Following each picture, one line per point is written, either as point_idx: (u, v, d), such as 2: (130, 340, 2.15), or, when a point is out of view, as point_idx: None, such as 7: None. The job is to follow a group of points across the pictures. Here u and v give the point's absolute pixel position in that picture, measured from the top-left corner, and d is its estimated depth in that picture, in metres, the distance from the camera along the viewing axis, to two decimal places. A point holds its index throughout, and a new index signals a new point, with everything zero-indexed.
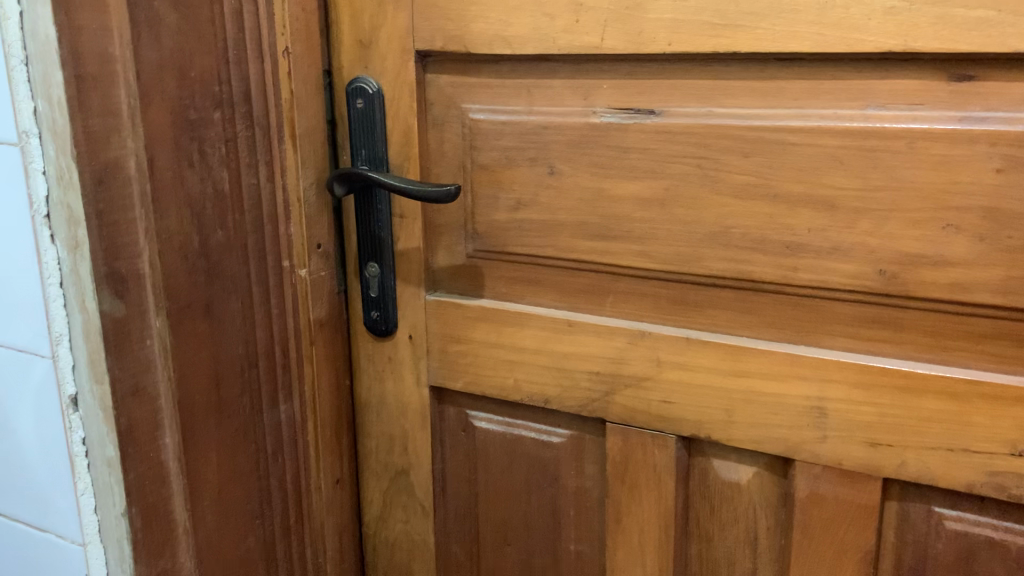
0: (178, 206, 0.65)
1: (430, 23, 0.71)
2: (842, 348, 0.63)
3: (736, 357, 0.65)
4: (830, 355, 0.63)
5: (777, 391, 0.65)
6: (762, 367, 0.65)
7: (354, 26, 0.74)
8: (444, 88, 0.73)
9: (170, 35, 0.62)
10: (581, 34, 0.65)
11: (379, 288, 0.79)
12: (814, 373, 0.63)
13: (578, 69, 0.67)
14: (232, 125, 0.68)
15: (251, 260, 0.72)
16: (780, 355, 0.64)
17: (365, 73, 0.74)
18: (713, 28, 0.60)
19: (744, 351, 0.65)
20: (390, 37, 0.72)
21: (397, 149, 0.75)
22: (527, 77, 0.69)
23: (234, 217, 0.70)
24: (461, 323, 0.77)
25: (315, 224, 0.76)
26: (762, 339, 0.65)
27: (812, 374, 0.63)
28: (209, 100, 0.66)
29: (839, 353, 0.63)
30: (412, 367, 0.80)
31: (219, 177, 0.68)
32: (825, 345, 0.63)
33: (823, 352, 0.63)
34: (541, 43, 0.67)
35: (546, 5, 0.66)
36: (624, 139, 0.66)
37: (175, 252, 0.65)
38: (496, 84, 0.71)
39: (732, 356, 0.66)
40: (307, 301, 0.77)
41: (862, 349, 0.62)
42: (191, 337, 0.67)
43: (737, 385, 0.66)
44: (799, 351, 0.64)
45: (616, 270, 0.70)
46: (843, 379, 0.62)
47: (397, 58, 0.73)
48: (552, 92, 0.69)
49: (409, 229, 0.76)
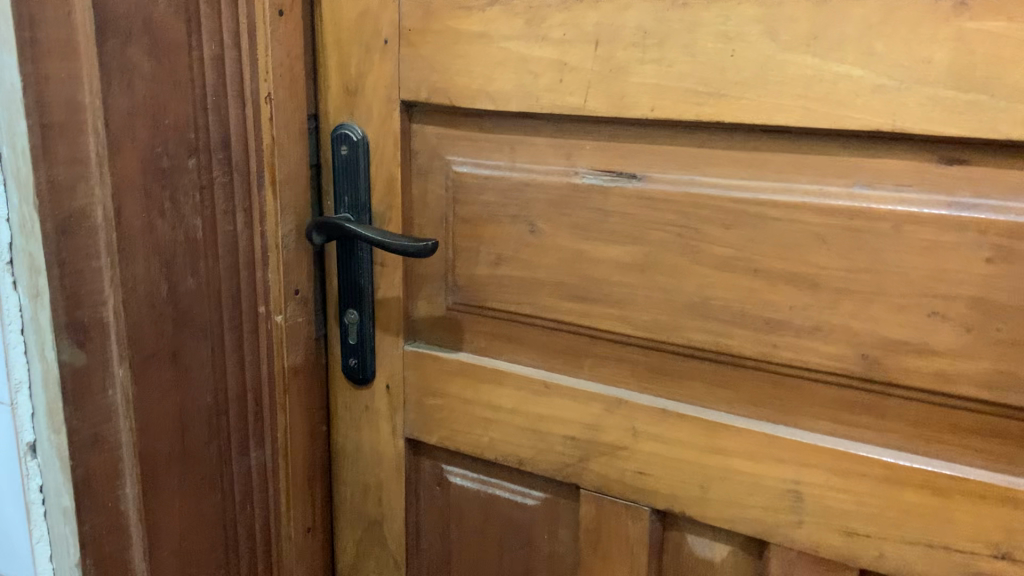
0: (146, 254, 0.64)
1: (415, 74, 0.69)
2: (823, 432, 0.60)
3: (714, 432, 0.63)
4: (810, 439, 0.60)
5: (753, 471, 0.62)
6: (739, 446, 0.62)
7: (341, 72, 0.73)
8: (429, 139, 0.72)
9: (143, 83, 0.61)
10: (564, 94, 0.63)
11: (357, 336, 0.77)
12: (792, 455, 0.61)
13: (561, 128, 0.65)
14: (209, 171, 0.67)
15: (224, 306, 0.70)
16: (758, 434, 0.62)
17: (350, 120, 0.73)
18: (697, 96, 0.58)
19: (721, 427, 0.63)
20: (375, 85, 0.71)
21: (379, 198, 0.74)
22: (511, 133, 0.68)
23: (207, 264, 0.69)
24: (438, 377, 0.75)
25: (293, 270, 0.74)
26: (740, 417, 0.63)
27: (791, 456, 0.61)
28: (183, 147, 0.65)
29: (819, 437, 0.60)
30: (388, 417, 0.79)
31: (190, 225, 0.66)
32: (805, 427, 0.61)
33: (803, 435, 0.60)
34: (525, 100, 0.65)
35: (530, 63, 0.64)
36: (605, 203, 0.64)
37: (141, 300, 0.64)
38: (479, 138, 0.69)
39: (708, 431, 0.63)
40: (282, 347, 0.75)
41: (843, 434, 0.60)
42: (154, 385, 0.66)
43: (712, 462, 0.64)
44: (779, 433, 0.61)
45: (594, 334, 0.67)
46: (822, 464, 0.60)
47: (382, 107, 0.72)
48: (535, 149, 0.67)
49: (389, 278, 0.75)
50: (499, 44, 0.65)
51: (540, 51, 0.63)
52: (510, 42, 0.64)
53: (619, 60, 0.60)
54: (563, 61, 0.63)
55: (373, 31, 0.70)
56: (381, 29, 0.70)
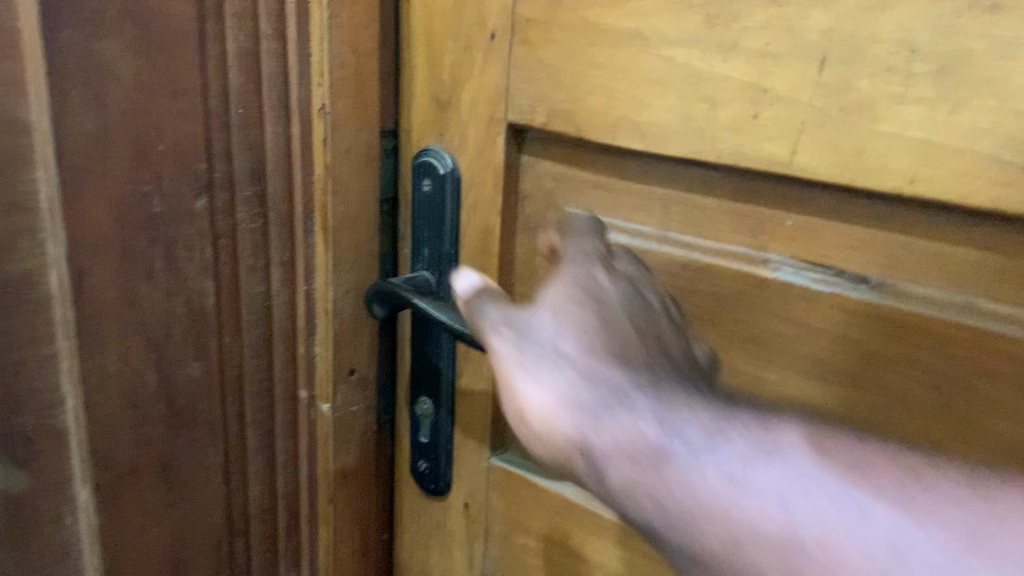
0: (124, 336, 0.44)
1: (532, 86, 0.47)
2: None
3: (797, 454, 0.30)
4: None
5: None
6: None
7: (430, 75, 0.51)
8: (545, 178, 0.50)
9: (123, 92, 0.41)
10: (757, 138, 0.39)
11: (431, 434, 0.57)
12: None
13: (748, 187, 0.41)
14: (229, 214, 0.47)
15: (246, 397, 0.51)
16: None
17: (438, 143, 0.52)
18: (999, 170, 0.33)
19: (856, 447, 0.30)
20: (474, 98, 0.50)
21: (470, 255, 0.52)
22: (666, 186, 0.44)
23: (219, 341, 0.49)
24: (534, 511, 0.54)
25: (348, 345, 0.53)
26: (952, 483, 0.28)
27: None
28: (188, 182, 0.45)
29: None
30: (465, 546, 0.58)
31: (193, 290, 0.47)
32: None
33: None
34: (692, 141, 0.41)
35: (706, 85, 0.40)
36: (811, 316, 0.41)
37: (114, 399, 0.45)
38: (618, 187, 0.46)
39: (778, 440, 0.30)
40: (327, 446, 0.54)
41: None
42: (135, 510, 0.47)
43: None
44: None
45: (658, 295, 0.41)
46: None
47: (484, 130, 0.50)
48: (702, 214, 0.43)
49: (476, 365, 0.54)
50: (660, 53, 0.41)
51: (724, 67, 0.40)
52: (677, 49, 0.41)
53: (858, 93, 0.36)
54: (762, 86, 0.39)
55: (477, 19, 0.48)
56: (488, 17, 0.48)
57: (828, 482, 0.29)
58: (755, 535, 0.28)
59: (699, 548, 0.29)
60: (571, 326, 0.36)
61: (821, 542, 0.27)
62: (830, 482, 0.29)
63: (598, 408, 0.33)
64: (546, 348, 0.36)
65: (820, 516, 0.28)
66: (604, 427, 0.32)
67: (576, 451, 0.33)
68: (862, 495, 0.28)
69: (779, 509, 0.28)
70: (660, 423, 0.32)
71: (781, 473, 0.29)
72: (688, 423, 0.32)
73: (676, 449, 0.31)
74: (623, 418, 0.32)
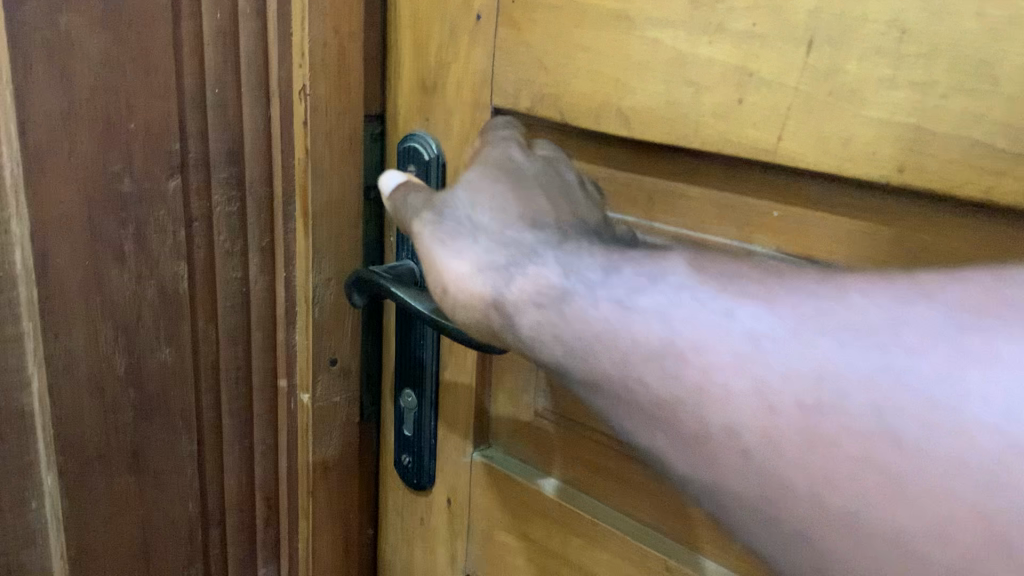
0: (91, 319, 0.43)
1: (516, 70, 0.45)
2: (1013, 301, 0.22)
3: (681, 275, 0.28)
4: (954, 451, 0.21)
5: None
6: (788, 461, 0.24)
7: (415, 59, 0.50)
8: None
9: (90, 69, 0.40)
10: (742, 125, 0.38)
11: (414, 427, 0.55)
12: (985, 416, 0.21)
13: (733, 177, 0.40)
14: (205, 197, 0.46)
15: (223, 385, 0.50)
16: (849, 408, 0.23)
17: (423, 129, 0.50)
18: (993, 158, 0.31)
19: (744, 270, 0.28)
20: (459, 82, 0.48)
21: None
22: (650, 174, 0.43)
23: (193, 326, 0.48)
24: (516, 508, 0.52)
25: (330, 334, 0.52)
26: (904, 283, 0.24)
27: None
28: (160, 163, 0.44)
29: (971, 422, 0.21)
30: (448, 542, 0.57)
31: (167, 274, 0.46)
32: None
33: (942, 395, 0.21)
34: (675, 128, 0.40)
35: (690, 68, 0.39)
36: None
37: (81, 385, 0.44)
38: (602, 176, 0.45)
39: (661, 266, 0.28)
40: (307, 438, 0.53)
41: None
42: (103, 498, 0.46)
43: (710, 453, 0.25)
44: (861, 414, 0.23)
45: (575, 172, 0.37)
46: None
47: (467, 116, 0.48)
48: (687, 205, 0.42)
49: (459, 357, 0.52)
50: (644, 35, 0.40)
51: (708, 49, 0.38)
52: (661, 32, 0.39)
53: (846, 77, 0.34)
54: (748, 70, 0.37)
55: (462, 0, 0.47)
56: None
57: (705, 296, 0.27)
58: (636, 349, 0.27)
59: (637, 398, 0.27)
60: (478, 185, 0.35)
61: (706, 379, 0.25)
62: (702, 295, 0.27)
63: (508, 264, 0.31)
64: (453, 219, 0.34)
65: (692, 323, 0.26)
66: (513, 281, 0.31)
67: (490, 305, 0.32)
68: (748, 303, 0.26)
69: (662, 327, 0.27)
70: (565, 270, 0.30)
71: (663, 294, 0.27)
72: (588, 265, 0.30)
73: (578, 290, 0.29)
74: (530, 269, 0.31)
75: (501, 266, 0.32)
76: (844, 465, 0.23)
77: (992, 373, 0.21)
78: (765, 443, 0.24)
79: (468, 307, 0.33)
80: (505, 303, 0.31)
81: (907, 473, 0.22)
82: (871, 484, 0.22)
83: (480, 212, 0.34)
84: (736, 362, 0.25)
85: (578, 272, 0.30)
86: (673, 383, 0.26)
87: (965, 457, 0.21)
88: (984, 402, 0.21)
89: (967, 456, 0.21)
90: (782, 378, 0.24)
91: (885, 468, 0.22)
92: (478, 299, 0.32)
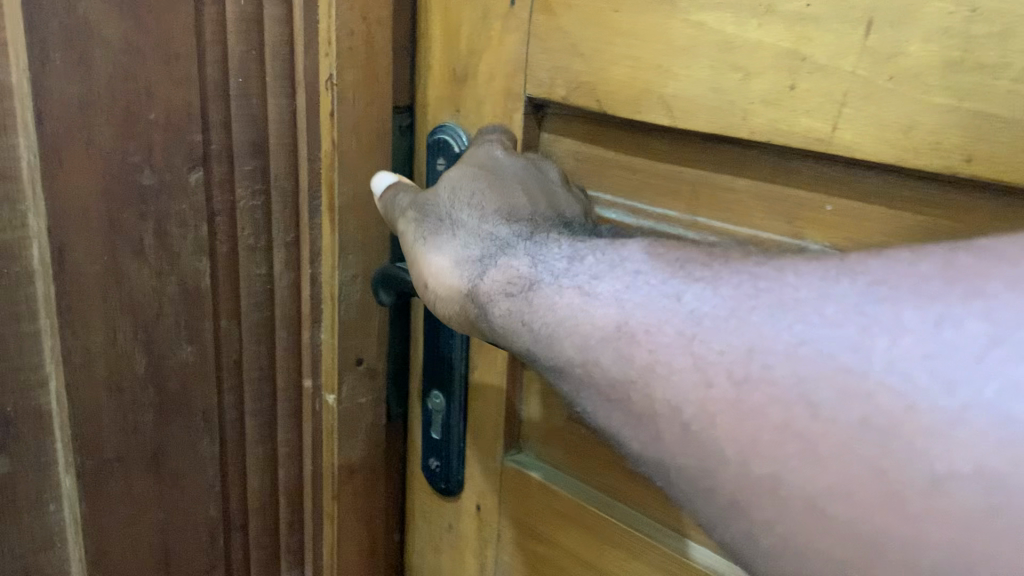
0: (110, 316, 0.42)
1: (550, 57, 0.43)
2: (923, 279, 0.24)
3: (637, 263, 0.32)
4: (855, 413, 0.23)
5: (812, 540, 0.24)
6: (716, 425, 0.27)
7: (445, 47, 0.48)
8: (565, 159, 0.46)
9: (109, 55, 0.39)
10: (792, 113, 0.35)
11: (442, 430, 0.53)
12: (889, 380, 0.23)
13: (782, 169, 0.38)
14: (228, 189, 0.45)
15: (246, 385, 0.49)
16: (772, 377, 0.26)
17: (453, 120, 0.48)
18: None
19: (697, 256, 0.31)
20: (490, 70, 0.46)
21: None
22: (693, 166, 0.40)
23: (215, 324, 0.46)
24: (547, 516, 0.50)
25: (357, 333, 0.50)
26: (877, 283, 0.25)
27: (933, 560, 0.22)
28: (181, 155, 0.42)
29: (877, 386, 0.23)
30: (476, 550, 0.55)
31: (187, 269, 0.44)
32: (944, 273, 0.24)
33: (856, 363, 0.24)
34: (720, 117, 0.37)
35: (737, 53, 0.36)
36: None
37: (99, 384, 0.42)
38: (642, 168, 0.42)
39: (621, 254, 0.33)
40: (333, 440, 0.51)
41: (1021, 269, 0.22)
42: (122, 500, 0.45)
43: (654, 423, 0.29)
44: (783, 383, 0.25)
45: (561, 174, 0.43)
46: (1016, 459, 0.20)
47: (499, 106, 0.46)
48: (732, 199, 0.39)
49: (489, 358, 0.50)
50: (687, 18, 0.37)
51: (756, 32, 0.35)
52: (706, 14, 0.37)
53: (908, 60, 0.32)
54: (800, 54, 0.35)
55: None
56: None
57: (655, 282, 0.31)
58: (593, 333, 0.31)
59: (591, 367, 0.31)
60: (467, 186, 0.40)
61: (652, 357, 0.29)
62: (652, 281, 0.31)
63: (484, 258, 0.38)
64: (438, 216, 0.40)
65: (641, 305, 0.30)
66: (489, 274, 0.37)
67: (467, 295, 0.38)
68: (695, 286, 0.29)
69: (616, 308, 0.31)
70: (532, 260, 0.36)
71: (619, 279, 0.32)
72: (553, 255, 0.35)
73: (542, 278, 0.35)
74: (502, 261, 0.37)
75: (483, 262, 0.38)
76: (767, 431, 0.25)
77: (897, 344, 0.23)
78: (699, 408, 0.27)
79: (453, 297, 0.38)
80: (483, 295, 0.37)
81: (819, 433, 0.24)
82: (790, 447, 0.25)
83: (466, 213, 0.39)
84: (677, 339, 0.28)
85: (543, 265, 0.35)
86: (627, 362, 0.30)
87: (869, 416, 0.23)
88: (889, 368, 0.23)
89: (873, 416, 0.23)
90: (715, 351, 0.27)
91: (799, 431, 0.25)
92: (463, 290, 0.38)
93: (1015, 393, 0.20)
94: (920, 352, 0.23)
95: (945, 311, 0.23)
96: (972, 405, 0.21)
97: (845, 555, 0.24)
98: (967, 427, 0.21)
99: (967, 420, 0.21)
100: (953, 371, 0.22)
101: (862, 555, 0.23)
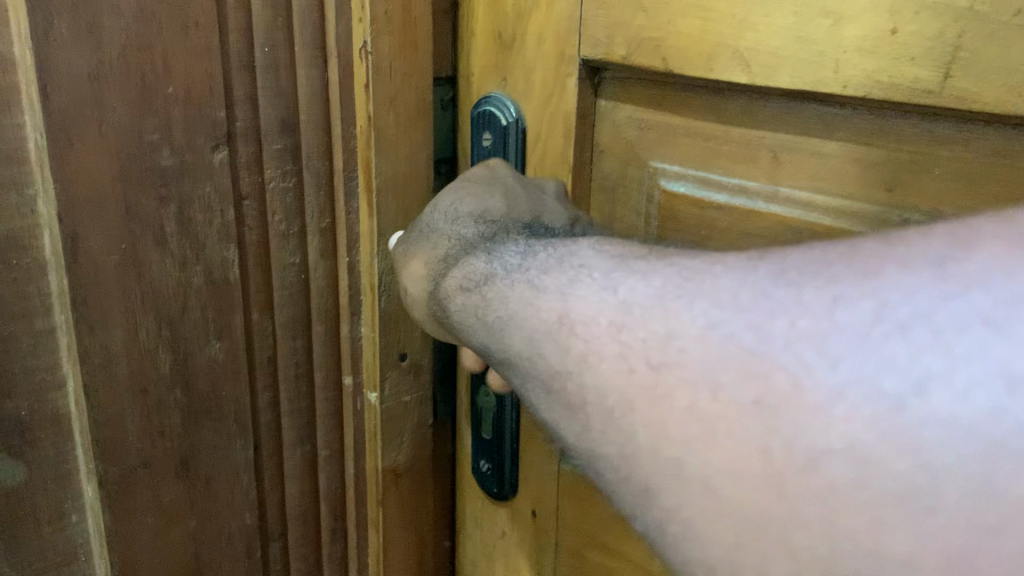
0: (129, 311, 0.38)
1: (607, 13, 0.38)
2: (831, 267, 0.22)
3: (586, 257, 0.28)
4: (749, 396, 0.21)
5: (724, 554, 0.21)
6: (634, 415, 0.23)
7: (490, 9, 0.43)
8: (626, 128, 0.41)
9: (121, 23, 0.35)
10: (894, 60, 0.30)
11: (493, 430, 0.49)
12: (792, 364, 0.21)
13: (881, 128, 0.33)
14: (256, 171, 0.41)
15: (282, 384, 0.45)
16: (685, 361, 0.23)
17: (500, 90, 0.44)
18: None
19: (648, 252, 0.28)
20: (540, 33, 0.41)
21: None
22: (775, 130, 0.36)
23: (246, 319, 0.43)
24: (611, 523, 0.46)
25: (401, 327, 0.46)
26: (797, 272, 0.22)
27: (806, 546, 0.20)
28: (204, 132, 0.39)
29: (774, 367, 0.21)
30: (534, 559, 0.51)
31: (214, 259, 0.41)
32: (846, 259, 0.22)
33: (756, 345, 0.21)
34: (808, 69, 0.32)
35: None
36: None
37: (122, 385, 0.39)
38: (715, 135, 0.38)
39: (571, 248, 0.29)
40: (375, 441, 0.47)
41: (916, 254, 0.21)
42: (150, 510, 0.42)
43: (580, 417, 0.25)
44: (690, 366, 0.22)
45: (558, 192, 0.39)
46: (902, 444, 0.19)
47: (551, 72, 0.41)
48: (821, 165, 0.35)
49: None
50: None
51: None
52: None
53: None
54: None
55: None
56: None
57: (599, 275, 0.27)
58: (537, 326, 0.27)
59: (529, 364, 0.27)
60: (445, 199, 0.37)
61: (585, 347, 0.25)
62: (596, 274, 0.27)
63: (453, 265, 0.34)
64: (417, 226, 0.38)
65: (584, 296, 0.26)
66: (453, 276, 0.33)
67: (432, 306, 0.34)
68: (630, 278, 0.26)
69: (558, 299, 0.27)
70: (487, 255, 0.32)
71: (564, 272, 0.28)
72: (510, 251, 0.32)
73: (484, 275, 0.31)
74: (463, 263, 0.33)
75: (446, 266, 0.34)
76: (673, 419, 0.22)
77: (795, 324, 0.21)
78: (615, 395, 0.24)
79: (424, 297, 0.35)
80: (445, 293, 0.33)
81: (713, 421, 0.21)
82: (690, 436, 0.22)
83: (445, 221, 0.36)
84: (609, 329, 0.25)
85: (501, 262, 0.31)
86: (561, 355, 0.26)
87: (761, 397, 0.21)
88: (794, 354, 0.21)
89: (763, 397, 0.21)
90: (640, 339, 0.24)
91: (703, 417, 0.22)
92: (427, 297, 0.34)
93: (892, 368, 0.19)
94: (813, 333, 0.21)
95: (841, 290, 0.21)
96: (856, 385, 0.20)
97: (724, 556, 0.21)
98: (843, 405, 0.20)
99: (847, 398, 0.20)
100: (841, 348, 0.20)
101: (739, 554, 0.21)
